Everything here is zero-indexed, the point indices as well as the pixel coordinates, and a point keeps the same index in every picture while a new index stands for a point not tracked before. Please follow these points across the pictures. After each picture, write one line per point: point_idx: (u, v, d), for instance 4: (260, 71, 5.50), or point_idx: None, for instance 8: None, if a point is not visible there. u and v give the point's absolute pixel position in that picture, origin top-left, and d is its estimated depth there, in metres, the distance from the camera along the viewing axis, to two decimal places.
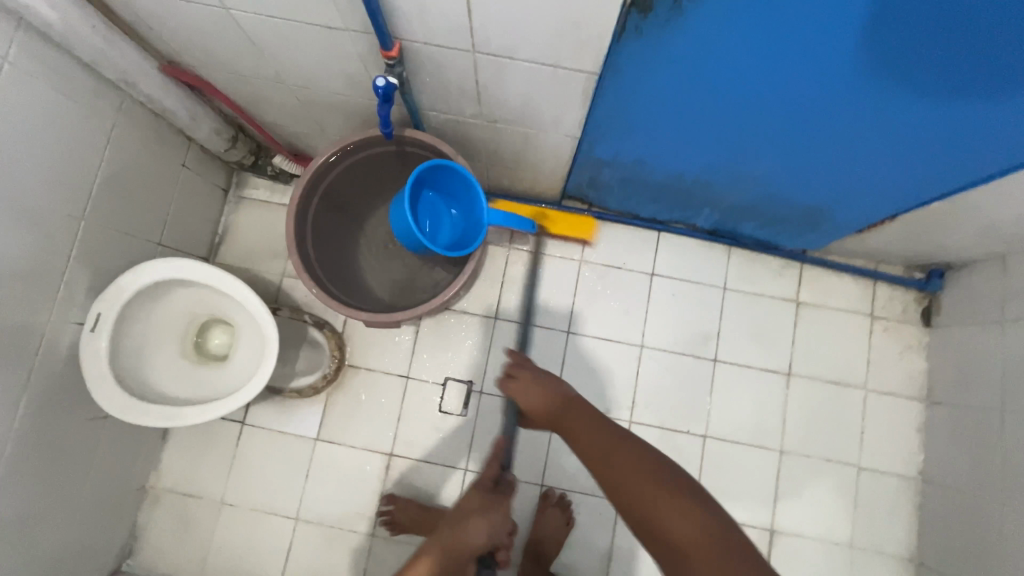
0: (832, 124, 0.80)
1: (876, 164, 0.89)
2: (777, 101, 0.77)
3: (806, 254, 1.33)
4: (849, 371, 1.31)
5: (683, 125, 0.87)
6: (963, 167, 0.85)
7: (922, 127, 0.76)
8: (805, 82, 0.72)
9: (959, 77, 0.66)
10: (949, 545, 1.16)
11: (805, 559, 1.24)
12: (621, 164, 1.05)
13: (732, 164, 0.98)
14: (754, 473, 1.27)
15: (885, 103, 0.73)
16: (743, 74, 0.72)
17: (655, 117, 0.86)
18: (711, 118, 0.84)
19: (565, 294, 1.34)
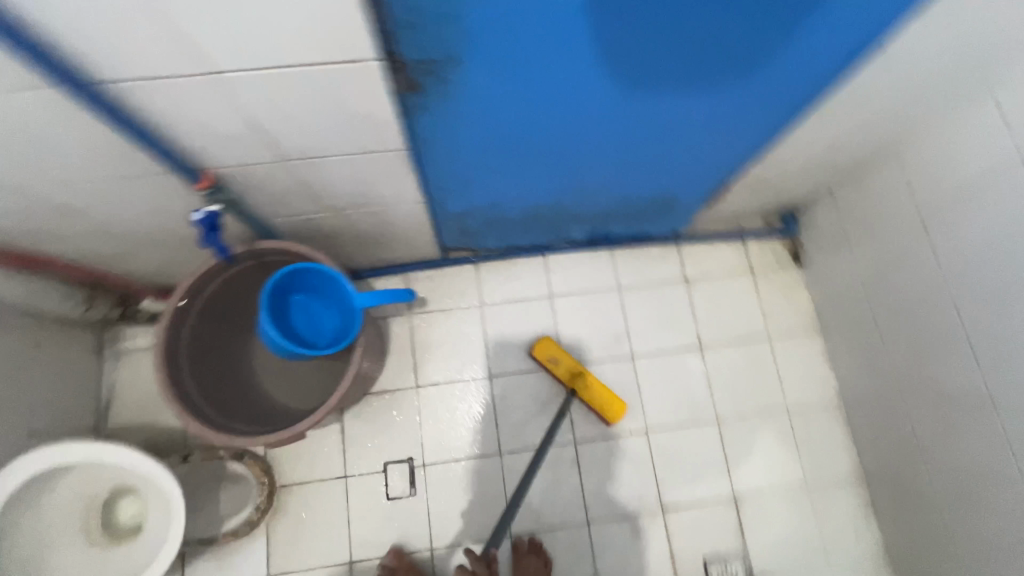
0: (635, 129, 0.89)
1: (690, 147, 0.99)
2: (575, 126, 0.84)
3: (679, 235, 1.44)
4: (750, 326, 1.41)
5: (509, 166, 0.93)
6: (751, 131, 0.97)
7: (700, 111, 0.87)
8: (595, 105, 0.79)
9: (711, 67, 0.75)
10: (882, 453, 1.25)
11: (772, 512, 1.29)
12: (477, 211, 1.10)
13: (575, 181, 1.05)
14: (701, 449, 1.32)
15: (666, 102, 0.82)
16: (538, 112, 0.79)
17: (484, 166, 0.91)
18: (530, 154, 0.90)
19: (477, 341, 1.36)
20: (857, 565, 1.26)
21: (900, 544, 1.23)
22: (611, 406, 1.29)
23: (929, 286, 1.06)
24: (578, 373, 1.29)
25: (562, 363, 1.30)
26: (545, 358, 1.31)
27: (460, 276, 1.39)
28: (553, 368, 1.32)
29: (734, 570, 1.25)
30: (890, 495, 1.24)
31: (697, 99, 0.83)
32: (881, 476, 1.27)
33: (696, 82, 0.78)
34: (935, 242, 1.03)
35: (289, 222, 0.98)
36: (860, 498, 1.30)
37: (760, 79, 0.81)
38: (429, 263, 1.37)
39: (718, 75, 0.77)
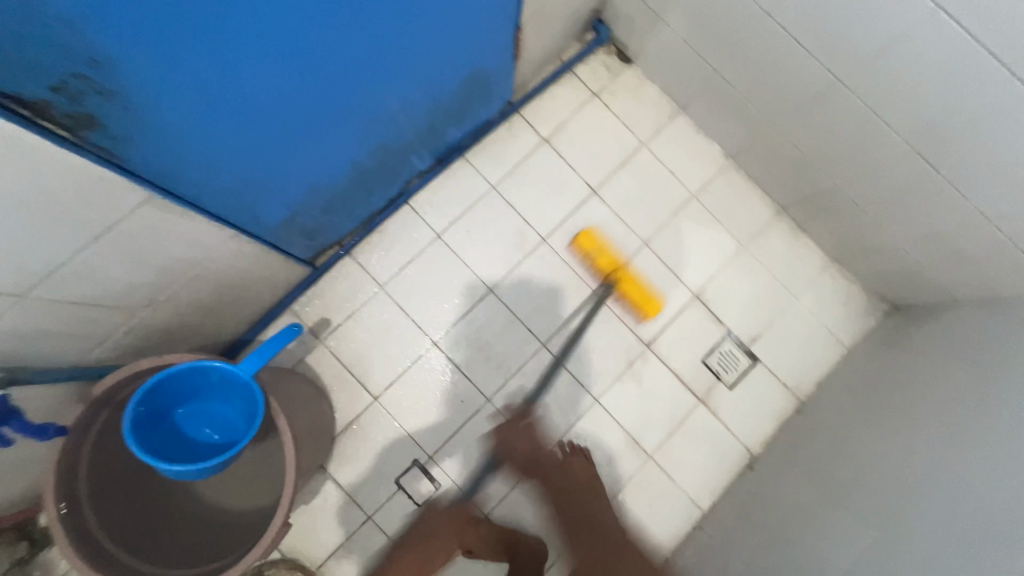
0: (392, 30, 0.76)
1: (460, 15, 0.87)
2: (325, 66, 0.71)
3: (514, 103, 1.35)
4: (624, 144, 1.38)
5: (290, 141, 0.80)
6: None
7: None
8: (329, 34, 0.66)
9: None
10: (784, 179, 1.31)
11: (729, 286, 1.36)
12: (303, 204, 0.97)
13: (373, 113, 0.93)
14: (647, 276, 1.34)
15: None
16: (270, 75, 0.65)
17: (264, 157, 0.78)
18: (300, 118, 0.77)
19: (400, 321, 1.26)
20: (814, 280, 1.37)
21: (835, 242, 1.34)
22: (646, 302, 1.32)
23: (744, 10, 1.03)
24: None
25: (602, 254, 1.32)
26: (586, 253, 1.32)
27: (342, 274, 1.26)
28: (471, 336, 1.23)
29: (729, 350, 1.33)
30: (808, 208, 1.32)
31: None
32: (793, 197, 1.34)
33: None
34: None
35: (109, 345, 0.81)
36: (788, 227, 1.39)
37: None
38: (304, 283, 1.22)
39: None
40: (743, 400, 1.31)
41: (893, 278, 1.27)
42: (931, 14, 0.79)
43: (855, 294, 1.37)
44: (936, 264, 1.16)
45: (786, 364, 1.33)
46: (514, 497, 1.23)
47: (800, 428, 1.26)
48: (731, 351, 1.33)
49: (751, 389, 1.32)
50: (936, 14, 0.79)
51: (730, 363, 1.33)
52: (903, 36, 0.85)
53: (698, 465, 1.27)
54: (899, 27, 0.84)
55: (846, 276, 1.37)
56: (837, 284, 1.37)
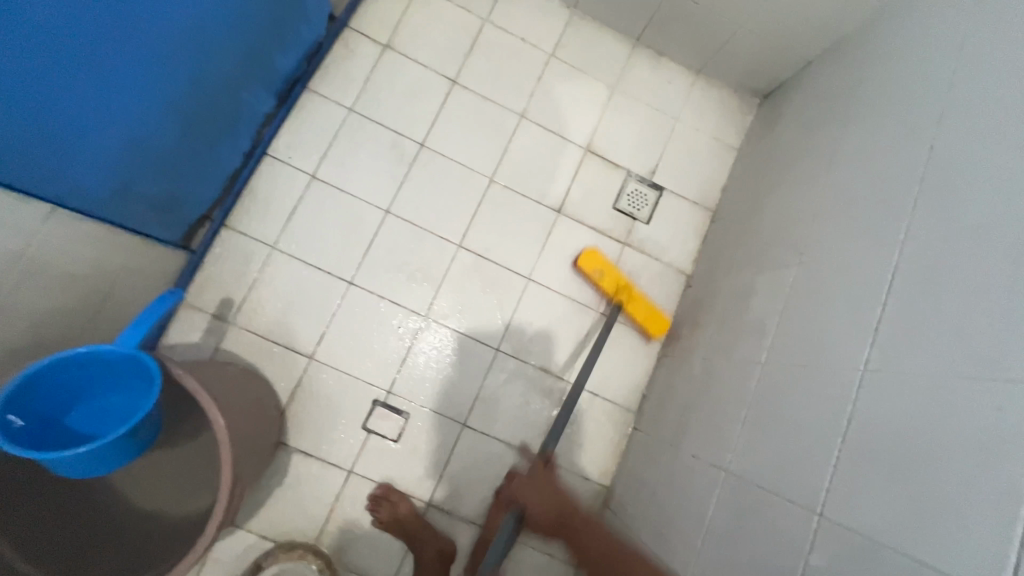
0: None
1: None
2: None
3: (339, 17, 1.26)
4: (466, 26, 1.33)
5: (79, 84, 0.70)
6: None
7: None
8: None
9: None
10: (627, 6, 1.31)
11: (614, 131, 1.37)
12: (135, 167, 0.87)
13: (173, 42, 0.83)
14: (535, 146, 1.33)
15: None
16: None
17: (52, 105, 0.67)
18: (75, 50, 0.67)
19: (307, 274, 1.19)
20: (687, 97, 1.40)
21: (693, 53, 1.37)
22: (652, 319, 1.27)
23: None
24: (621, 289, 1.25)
25: (608, 275, 1.25)
26: (591, 273, 1.26)
27: (225, 248, 1.16)
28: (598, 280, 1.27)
29: (635, 189, 1.35)
30: (659, 29, 1.34)
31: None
32: (642, 24, 1.35)
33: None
34: None
35: None
36: (648, 56, 1.40)
37: None
38: (187, 269, 1.12)
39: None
40: (663, 229, 1.35)
41: (752, 65, 1.33)
42: None
43: (727, 97, 1.42)
44: (780, 31, 1.21)
45: (688, 182, 1.38)
46: (485, 396, 1.22)
47: (718, 233, 1.31)
48: (636, 189, 1.35)
49: (666, 217, 1.36)
50: None
51: (639, 201, 1.35)
52: None
53: None
54: None
55: (714, 84, 1.41)
56: (708, 94, 1.41)
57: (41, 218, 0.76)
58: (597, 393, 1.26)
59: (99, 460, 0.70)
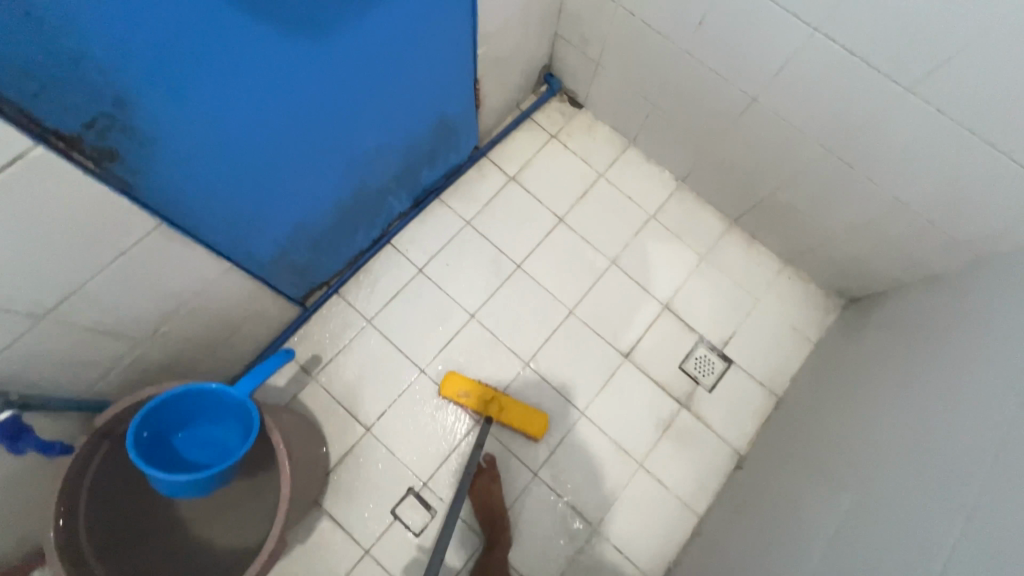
0: (365, 74, 0.89)
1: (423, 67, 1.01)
2: (306, 110, 0.83)
3: (482, 147, 1.49)
4: (583, 177, 1.52)
5: (281, 181, 0.90)
6: (456, 24, 1.01)
7: (399, 32, 0.88)
8: (307, 82, 0.78)
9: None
10: (730, 194, 1.44)
11: (695, 296, 1.45)
12: (292, 242, 1.07)
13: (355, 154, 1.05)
14: (618, 292, 1.43)
15: (364, 40, 0.82)
16: (262, 117, 0.76)
17: (260, 194, 0.88)
18: (289, 159, 0.88)
19: (388, 354, 1.32)
20: (772, 282, 1.47)
21: (786, 246, 1.45)
22: (528, 423, 1.26)
23: (667, 50, 1.21)
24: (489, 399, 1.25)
25: (472, 394, 1.26)
26: (456, 394, 1.26)
27: (331, 313, 1.33)
28: (466, 403, 1.26)
29: (704, 354, 1.40)
30: (757, 218, 1.45)
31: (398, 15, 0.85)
32: (741, 210, 1.47)
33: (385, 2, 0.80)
34: (643, 14, 1.18)
35: (112, 377, 0.87)
36: (742, 238, 1.51)
37: None
38: (295, 323, 1.29)
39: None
40: (723, 401, 1.37)
41: (841, 272, 1.39)
42: (809, 36, 0.96)
43: (812, 291, 1.47)
44: (875, 254, 1.27)
45: (758, 361, 1.41)
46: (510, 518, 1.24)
47: (779, 421, 1.31)
48: (705, 355, 1.40)
49: (729, 390, 1.38)
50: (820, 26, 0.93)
51: (706, 367, 1.39)
52: (789, 59, 1.02)
53: (689, 469, 1.30)
54: (788, 52, 1.01)
55: (801, 277, 1.48)
56: (794, 285, 1.47)
57: (221, 273, 0.94)
58: (621, 550, 1.24)
59: (188, 489, 0.80)
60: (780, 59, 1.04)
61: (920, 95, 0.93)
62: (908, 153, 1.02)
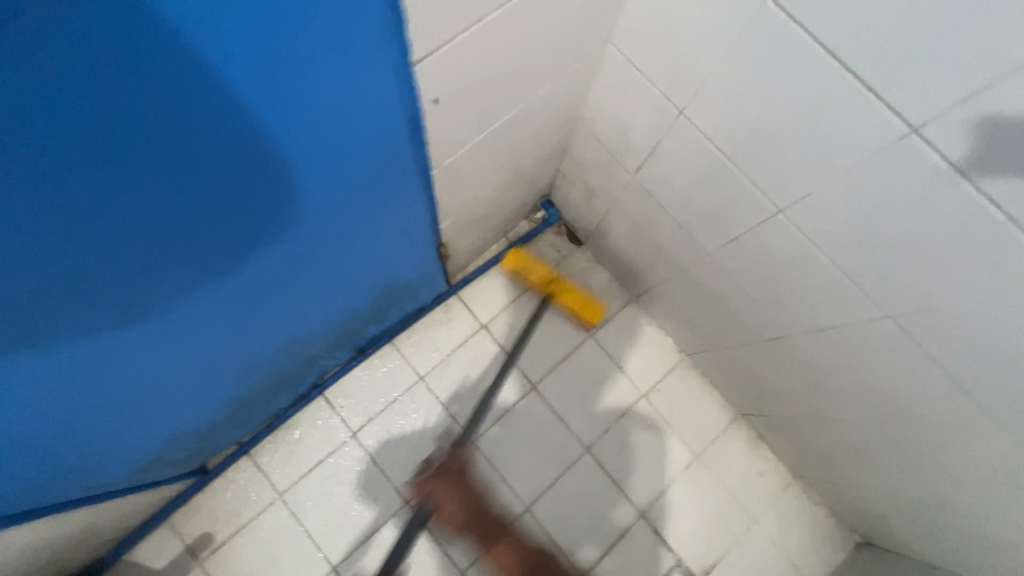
0: (223, 307, 0.70)
1: (333, 266, 0.82)
2: (139, 360, 0.67)
3: (452, 286, 1.23)
4: (568, 334, 1.27)
5: (126, 415, 0.75)
6: (387, 214, 0.78)
7: (282, 258, 0.69)
8: (129, 345, 0.62)
9: (232, 242, 0.58)
10: (740, 393, 1.19)
11: (678, 505, 1.20)
12: (170, 445, 0.90)
13: (239, 359, 0.86)
14: (586, 490, 1.19)
15: (220, 284, 0.64)
16: (61, 393, 0.60)
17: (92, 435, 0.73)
18: (130, 398, 0.72)
19: (295, 540, 1.09)
20: (774, 500, 1.22)
21: (798, 463, 1.19)
22: (587, 316, 1.23)
23: (684, 243, 0.94)
24: (553, 279, 1.22)
25: (534, 275, 1.22)
26: (518, 273, 1.22)
27: (235, 480, 1.11)
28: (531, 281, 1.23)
29: None
30: (768, 426, 1.19)
31: (264, 256, 0.66)
32: (751, 411, 1.21)
33: (233, 258, 0.61)
34: (660, 199, 0.91)
35: None
36: (747, 437, 1.25)
37: (309, 207, 0.63)
38: (185, 494, 1.06)
39: (253, 240, 0.61)
40: None
41: (861, 516, 1.13)
42: (878, 318, 0.69)
43: (820, 518, 1.22)
44: (907, 524, 1.01)
45: None
46: None
47: None
48: None
49: None
50: (897, 316, 0.67)
51: None
52: (843, 326, 0.76)
53: None
54: (842, 318, 0.75)
55: (812, 499, 1.22)
56: (799, 507, 1.22)
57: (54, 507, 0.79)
58: None
59: None
60: (833, 321, 0.77)
61: (1014, 439, 0.66)
62: (977, 475, 0.75)
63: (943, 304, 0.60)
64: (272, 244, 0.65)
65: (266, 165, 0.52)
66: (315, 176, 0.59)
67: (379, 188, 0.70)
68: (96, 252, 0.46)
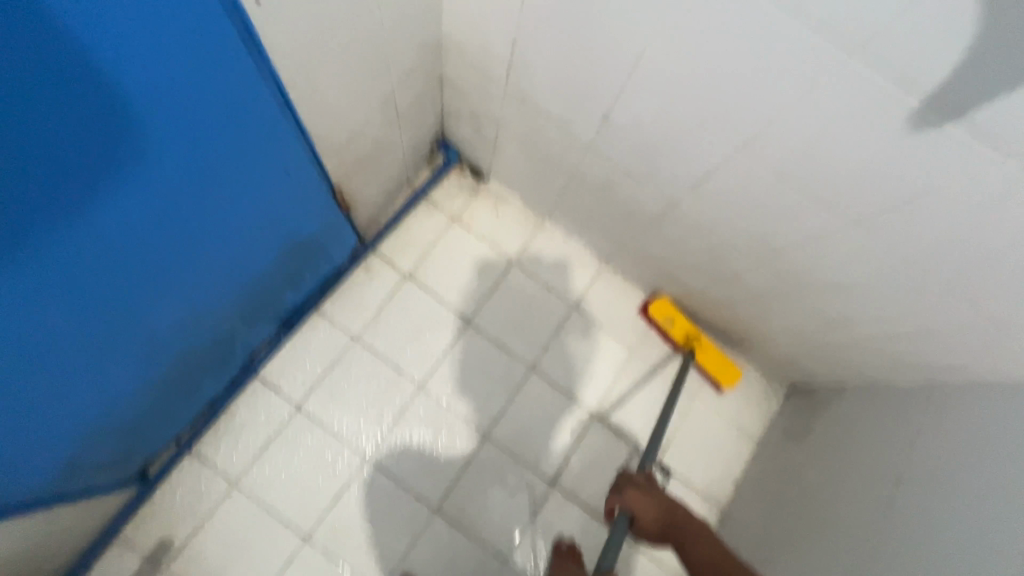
0: (94, 262, 0.62)
1: (223, 215, 0.79)
2: (34, 335, 0.61)
3: (367, 243, 1.23)
4: (492, 266, 1.30)
5: (33, 409, 0.68)
6: (265, 149, 0.77)
7: (161, 200, 0.66)
8: (20, 316, 0.57)
9: (76, 159, 0.51)
10: (659, 281, 1.26)
11: (626, 399, 1.28)
12: (92, 442, 0.84)
13: (136, 331, 0.79)
14: (538, 405, 1.24)
15: (103, 230, 0.60)
16: None
17: (1, 438, 0.66)
18: (35, 386, 0.66)
19: (261, 523, 1.08)
20: None
21: (723, 335, 1.30)
22: (726, 372, 1.27)
23: (569, 141, 0.99)
24: (692, 337, 1.28)
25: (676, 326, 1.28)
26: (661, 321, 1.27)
27: (183, 481, 1.07)
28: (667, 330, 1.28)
29: None
30: (689, 306, 1.28)
31: (123, 183, 0.59)
32: (671, 296, 1.29)
33: (85, 186, 0.54)
34: (535, 101, 0.95)
35: None
36: None
37: (177, 131, 0.61)
38: (131, 504, 1.03)
39: (100, 159, 0.54)
40: None
41: (782, 364, 1.24)
42: (733, 153, 0.78)
43: (753, 379, 1.33)
44: (817, 355, 1.12)
45: (699, 469, 1.26)
46: None
47: None
48: None
49: None
50: (747, 145, 0.75)
51: None
52: (713, 172, 0.84)
53: None
54: (710, 163, 0.82)
55: (742, 364, 1.33)
56: None
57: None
58: None
59: None
60: (704, 170, 0.85)
61: (863, 227, 0.76)
62: (850, 277, 0.86)
63: (775, 119, 0.68)
64: (127, 165, 0.58)
65: (89, 42, 0.45)
66: (153, 65, 0.52)
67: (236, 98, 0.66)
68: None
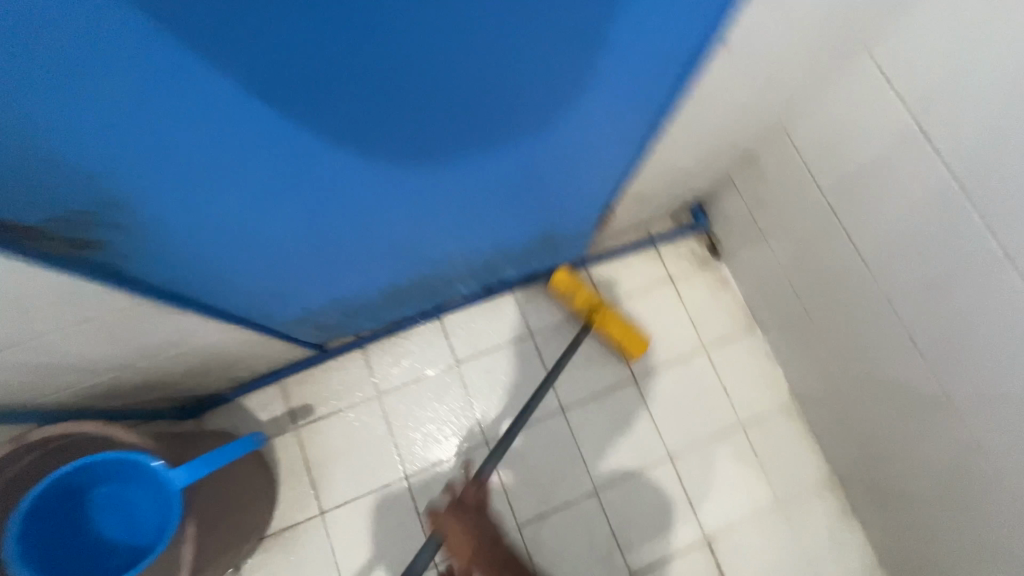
0: (444, 172, 0.70)
1: (531, 192, 0.87)
2: (374, 209, 0.73)
3: (586, 259, 1.27)
4: (682, 342, 1.26)
5: (328, 258, 0.81)
6: (599, 155, 0.83)
7: (514, 160, 0.74)
8: (383, 190, 0.69)
9: (509, 98, 0.59)
10: (848, 453, 1.12)
11: (745, 544, 1.16)
12: (327, 305, 0.98)
13: (415, 246, 0.90)
14: (657, 494, 1.17)
15: (471, 162, 0.70)
16: (321, 209, 0.67)
17: (301, 264, 0.80)
18: (342, 244, 0.79)
19: (380, 440, 1.16)
20: None
21: (888, 549, 1.11)
22: (634, 342, 1.17)
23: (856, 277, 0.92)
24: (594, 308, 1.17)
25: (579, 296, 1.17)
26: (563, 290, 1.18)
27: (345, 367, 1.19)
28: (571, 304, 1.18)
29: None
30: (868, 497, 1.12)
31: (509, 133, 0.67)
32: (851, 474, 1.15)
33: (493, 121, 0.62)
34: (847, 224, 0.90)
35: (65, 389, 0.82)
36: (837, 503, 1.18)
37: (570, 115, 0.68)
38: (303, 363, 1.17)
39: (518, 105, 0.61)
40: None
41: None
42: None
43: None
44: None
45: None
46: None
47: None
48: None
49: None
50: None
51: None
52: None
53: None
54: None
55: None
56: None
57: (228, 327, 0.88)
58: None
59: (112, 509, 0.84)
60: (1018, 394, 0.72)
61: None
62: None
63: None
64: (526, 121, 0.66)
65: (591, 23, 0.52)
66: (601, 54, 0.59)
67: (621, 98, 0.71)
68: (434, 9, 0.43)
